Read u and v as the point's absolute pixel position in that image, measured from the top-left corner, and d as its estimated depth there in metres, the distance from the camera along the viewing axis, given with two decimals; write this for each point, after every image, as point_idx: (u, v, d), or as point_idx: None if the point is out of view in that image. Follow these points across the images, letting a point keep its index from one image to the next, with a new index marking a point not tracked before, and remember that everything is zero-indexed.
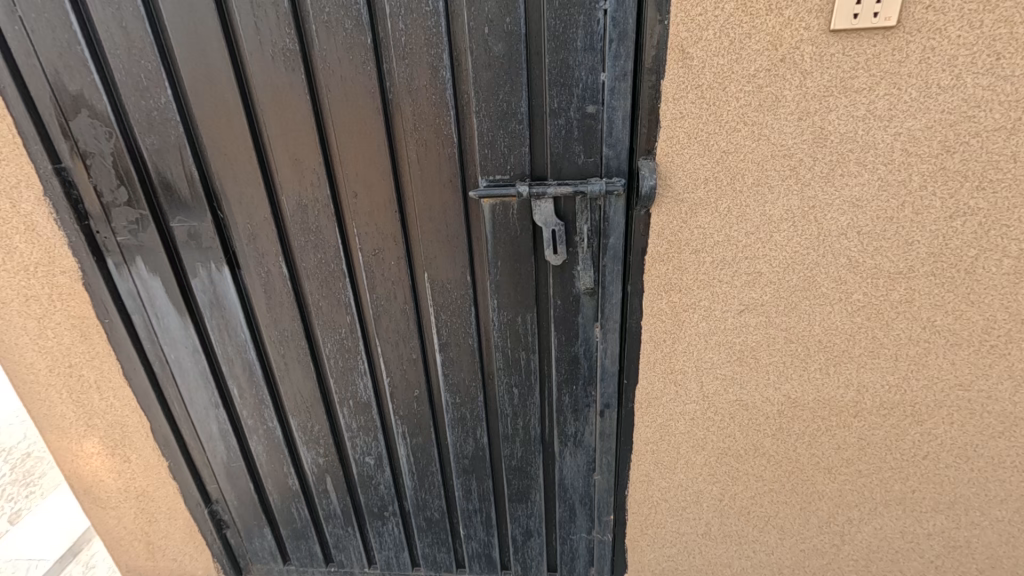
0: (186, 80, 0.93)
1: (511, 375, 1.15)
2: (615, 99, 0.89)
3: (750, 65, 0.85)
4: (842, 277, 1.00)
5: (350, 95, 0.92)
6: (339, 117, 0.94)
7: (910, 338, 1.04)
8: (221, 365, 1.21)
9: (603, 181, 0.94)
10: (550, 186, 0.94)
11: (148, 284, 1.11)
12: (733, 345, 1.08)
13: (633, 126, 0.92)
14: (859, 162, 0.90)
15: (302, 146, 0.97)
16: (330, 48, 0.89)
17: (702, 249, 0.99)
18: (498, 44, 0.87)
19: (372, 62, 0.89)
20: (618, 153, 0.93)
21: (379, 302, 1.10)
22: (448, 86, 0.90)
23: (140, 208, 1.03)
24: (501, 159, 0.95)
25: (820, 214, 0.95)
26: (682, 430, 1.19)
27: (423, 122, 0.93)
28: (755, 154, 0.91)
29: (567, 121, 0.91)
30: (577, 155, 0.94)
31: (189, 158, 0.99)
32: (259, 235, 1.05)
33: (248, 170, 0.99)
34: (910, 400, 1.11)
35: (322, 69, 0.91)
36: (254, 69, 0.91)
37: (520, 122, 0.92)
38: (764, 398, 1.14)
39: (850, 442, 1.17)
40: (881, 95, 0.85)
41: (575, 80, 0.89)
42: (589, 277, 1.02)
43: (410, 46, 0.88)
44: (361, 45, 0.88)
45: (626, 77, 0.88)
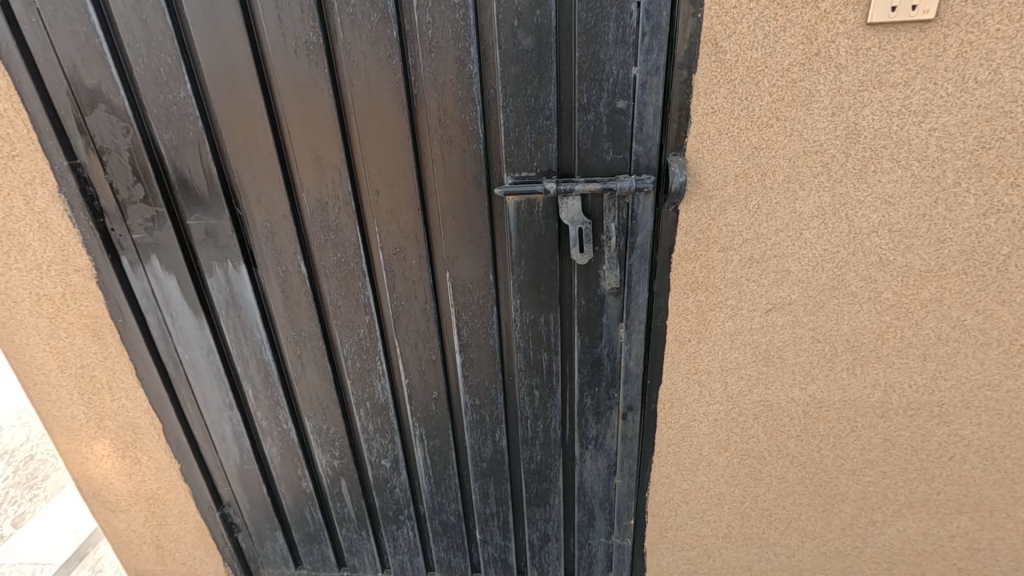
0: (206, 75, 0.91)
1: (532, 376, 1.14)
2: (645, 95, 0.87)
3: (784, 59, 0.84)
4: (872, 276, 0.98)
5: (374, 89, 0.90)
6: (363, 113, 0.92)
7: (939, 338, 1.03)
8: (236, 366, 1.19)
9: (632, 178, 0.92)
10: (579, 183, 0.93)
11: (163, 282, 1.09)
12: (759, 345, 1.07)
13: (663, 123, 0.90)
14: (892, 158, 0.89)
15: (324, 142, 0.95)
16: (354, 42, 0.87)
17: (730, 247, 0.98)
18: (527, 38, 0.85)
19: (397, 56, 0.87)
20: (647, 149, 0.91)
21: (399, 302, 1.08)
22: (475, 81, 0.89)
23: (157, 205, 1.01)
24: (527, 156, 0.93)
25: (851, 211, 0.93)
26: (705, 431, 1.18)
27: (448, 117, 0.91)
28: (787, 150, 0.89)
29: (595, 117, 0.90)
30: (605, 152, 0.92)
31: (207, 155, 0.97)
32: (277, 234, 1.03)
33: (267, 167, 0.97)
34: (937, 400, 1.09)
35: (346, 63, 0.89)
36: (276, 63, 0.89)
37: (548, 118, 0.90)
38: (789, 399, 1.12)
39: (875, 443, 1.15)
40: (917, 90, 0.84)
41: (605, 75, 0.87)
42: (614, 277, 1.00)
43: (437, 40, 0.86)
44: (387, 39, 0.87)
45: (657, 72, 0.86)
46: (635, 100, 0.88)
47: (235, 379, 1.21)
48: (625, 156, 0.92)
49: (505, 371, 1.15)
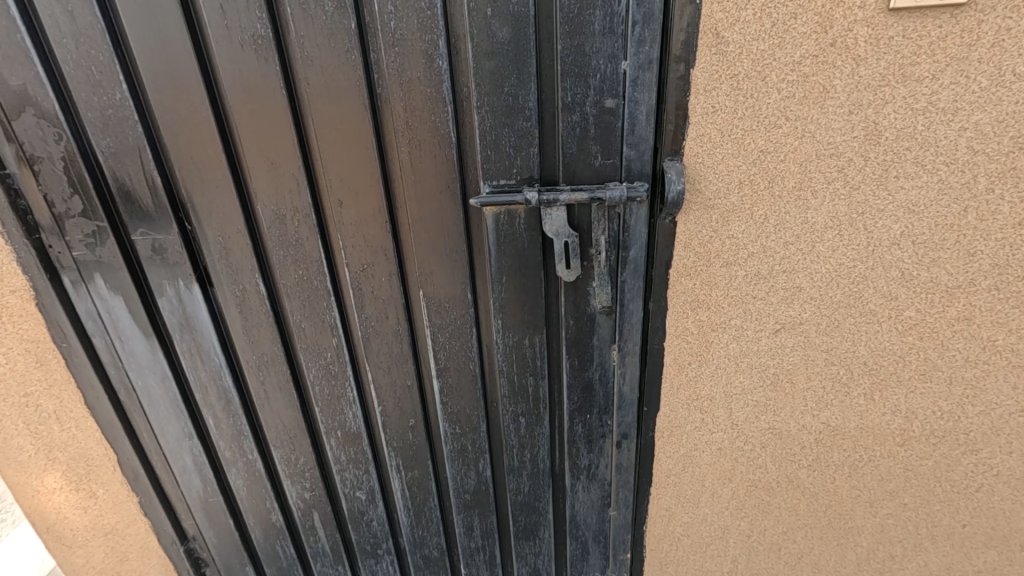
0: (144, 73, 0.81)
1: (518, 404, 1.03)
2: (638, 92, 0.77)
3: (794, 51, 0.74)
4: (892, 293, 0.88)
5: (333, 90, 0.80)
6: (320, 116, 0.82)
7: (967, 360, 0.93)
8: (194, 392, 1.09)
9: (623, 186, 0.82)
10: (565, 191, 0.83)
11: (109, 303, 0.99)
12: (766, 368, 0.97)
13: (658, 124, 0.80)
14: (917, 162, 0.78)
15: (280, 149, 0.85)
16: (308, 35, 0.77)
17: (734, 262, 0.88)
18: (502, 29, 0.75)
19: (357, 51, 0.77)
20: (640, 154, 0.81)
21: (368, 323, 0.98)
22: (445, 78, 0.78)
23: (98, 220, 0.91)
24: (506, 161, 0.83)
25: (869, 221, 0.83)
26: (708, 461, 1.07)
27: (416, 120, 0.81)
28: (798, 154, 0.79)
29: (582, 117, 0.80)
30: (593, 157, 0.82)
31: (150, 163, 0.87)
32: (232, 250, 0.93)
33: (217, 176, 0.87)
34: (964, 427, 0.99)
35: (300, 59, 0.78)
36: (221, 60, 0.79)
37: (528, 119, 0.80)
38: (800, 426, 1.02)
39: (895, 473, 1.05)
40: (946, 85, 0.74)
41: (591, 70, 0.77)
42: (606, 294, 0.89)
43: (401, 32, 0.76)
44: (344, 32, 0.76)
45: (651, 66, 0.76)
46: (626, 98, 0.78)
47: (195, 406, 1.11)
48: (616, 162, 0.82)
49: (487, 397, 1.05)
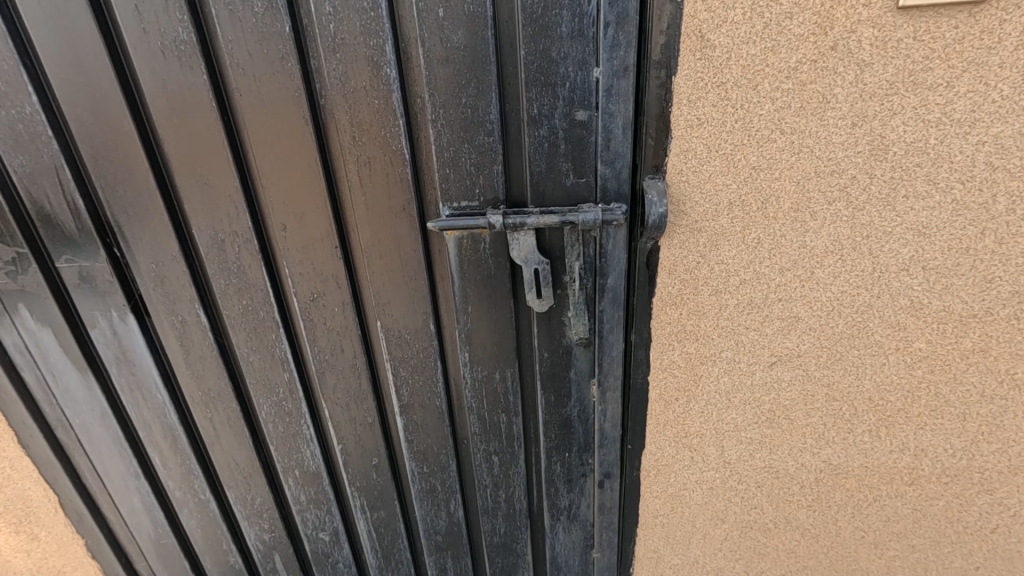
0: (55, 83, 0.71)
1: (490, 442, 0.94)
2: (612, 103, 0.68)
3: (790, 56, 0.65)
4: (900, 323, 0.79)
5: (269, 102, 0.71)
6: (257, 130, 0.73)
7: (982, 395, 0.84)
8: (138, 429, 1.00)
9: (598, 208, 0.72)
10: (533, 214, 0.73)
11: (37, 336, 0.90)
12: (761, 403, 0.88)
13: (637, 138, 0.71)
14: (929, 179, 0.69)
15: (213, 167, 0.75)
16: (237, 40, 0.68)
17: (724, 289, 0.79)
18: (456, 32, 0.66)
19: (293, 57, 0.68)
20: (617, 172, 0.72)
21: (322, 356, 0.89)
22: (394, 88, 0.69)
23: (15, 245, 0.81)
24: (467, 181, 0.74)
25: (875, 245, 0.74)
26: (699, 501, 0.98)
27: (364, 135, 0.72)
28: (794, 171, 0.70)
29: (550, 131, 0.71)
30: (564, 175, 0.73)
31: (69, 183, 0.77)
32: (167, 277, 0.84)
33: (145, 197, 0.78)
34: (978, 466, 0.90)
35: (230, 67, 0.69)
36: (141, 67, 0.70)
37: (490, 134, 0.71)
38: (799, 465, 0.93)
39: (903, 514, 0.96)
40: (962, 94, 0.64)
41: (559, 78, 0.68)
42: (582, 325, 0.80)
43: (341, 36, 0.67)
44: (277, 36, 0.67)
45: (626, 72, 0.67)
46: (600, 109, 0.69)
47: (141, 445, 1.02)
48: (590, 181, 0.73)
49: (457, 434, 0.96)
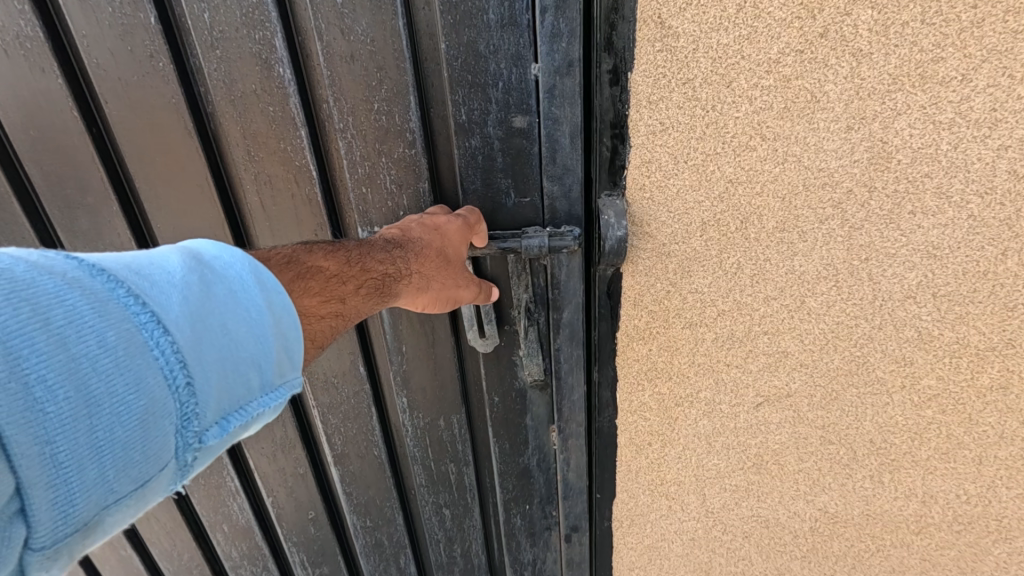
0: None
1: (440, 492, 0.84)
2: (555, 106, 0.57)
3: (770, 45, 0.53)
4: (905, 357, 0.68)
5: (142, 109, 0.60)
6: (134, 145, 0.62)
7: (1001, 437, 0.72)
8: None
9: (545, 232, 0.62)
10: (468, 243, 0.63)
11: None
12: (747, 448, 0.76)
13: (586, 148, 0.61)
14: (940, 193, 0.57)
15: (85, 189, 0.64)
16: (95, 35, 0.57)
17: (698, 321, 0.67)
18: (359, 22, 0.56)
19: (165, 55, 0.58)
20: (567, 189, 0.61)
21: None
22: (292, 91, 0.59)
23: None
24: (390, 202, 0.65)
25: (876, 269, 0.62)
26: (679, 553, 0.87)
27: (262, 147, 0.62)
28: (778, 184, 0.59)
29: (483, 142, 0.61)
30: (504, 193, 0.64)
31: None
32: None
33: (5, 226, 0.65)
34: (996, 514, 0.78)
35: (89, 68, 0.58)
36: None
37: (411, 144, 0.62)
38: (791, 514, 0.82)
39: (910, 564, 0.85)
40: (983, 89, 0.52)
41: (490, 77, 0.58)
42: (536, 366, 0.70)
43: (222, 29, 0.56)
44: (144, 31, 0.56)
45: (570, 69, 0.56)
46: (541, 118, 0.59)
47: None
48: (535, 200, 0.64)
49: (403, 483, 0.86)
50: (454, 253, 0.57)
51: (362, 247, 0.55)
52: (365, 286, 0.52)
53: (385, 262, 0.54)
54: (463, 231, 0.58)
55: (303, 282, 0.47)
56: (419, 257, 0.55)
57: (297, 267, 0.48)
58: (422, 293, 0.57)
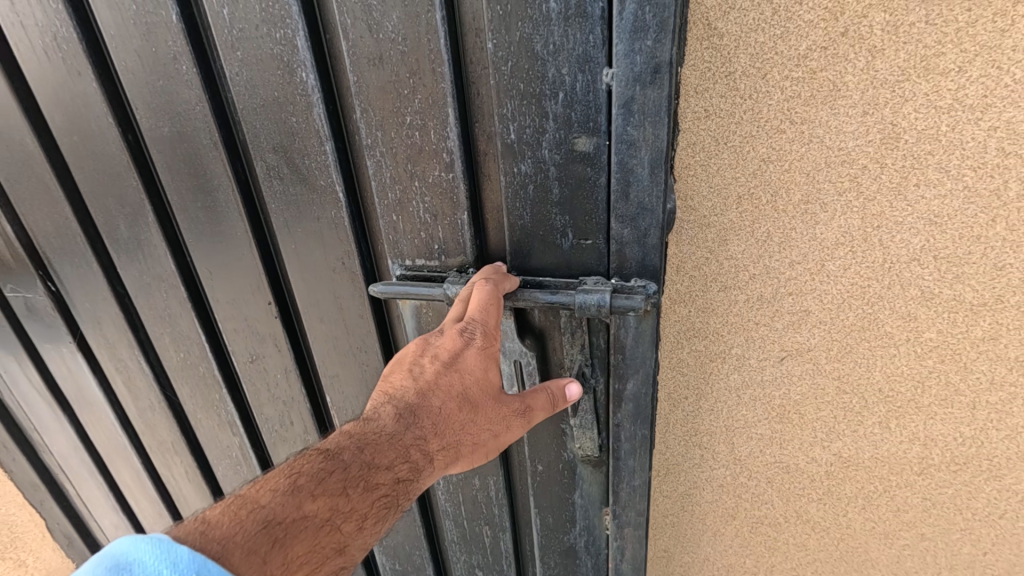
0: (17, 95, 0.91)
1: (474, 552, 1.10)
2: (631, 127, 0.65)
3: (799, 43, 0.63)
4: (910, 313, 0.78)
5: (186, 123, 0.86)
6: (190, 150, 0.88)
7: (992, 383, 0.83)
8: (124, 390, 1.19)
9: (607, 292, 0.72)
10: (543, 292, 0.76)
11: (39, 306, 1.10)
12: (771, 399, 0.86)
13: (666, 176, 0.68)
14: (940, 167, 0.68)
15: (168, 185, 0.93)
16: (150, 57, 0.83)
17: (733, 285, 0.77)
18: (396, 27, 0.69)
19: (187, 59, 0.81)
20: (636, 231, 0.71)
21: (266, 357, 1.07)
22: (318, 108, 0.79)
23: (8, 230, 1.04)
24: (427, 225, 0.81)
25: (886, 235, 0.73)
26: (709, 500, 0.97)
27: (291, 155, 0.84)
28: (805, 162, 0.69)
29: (536, 164, 0.71)
30: (554, 194, 0.73)
31: (46, 181, 0.97)
32: (144, 281, 1.04)
33: (109, 202, 0.97)
34: (988, 454, 0.89)
35: (138, 82, 0.86)
36: (81, 86, 0.88)
37: (449, 155, 0.75)
38: (810, 459, 0.92)
39: (913, 503, 0.96)
40: (975, 79, 0.62)
41: (548, 85, 0.67)
42: (589, 438, 0.86)
43: (251, 54, 0.78)
44: (185, 52, 0.81)
45: (655, 75, 0.63)
46: (613, 140, 0.67)
47: (172, 434, 1.23)
48: (600, 241, 0.74)
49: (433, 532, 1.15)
50: (475, 393, 0.75)
51: (379, 437, 0.74)
52: (373, 511, 0.71)
53: (391, 462, 0.73)
54: (479, 364, 0.74)
55: (290, 540, 0.65)
56: (433, 429, 0.75)
57: (282, 528, 0.65)
58: (448, 461, 0.76)
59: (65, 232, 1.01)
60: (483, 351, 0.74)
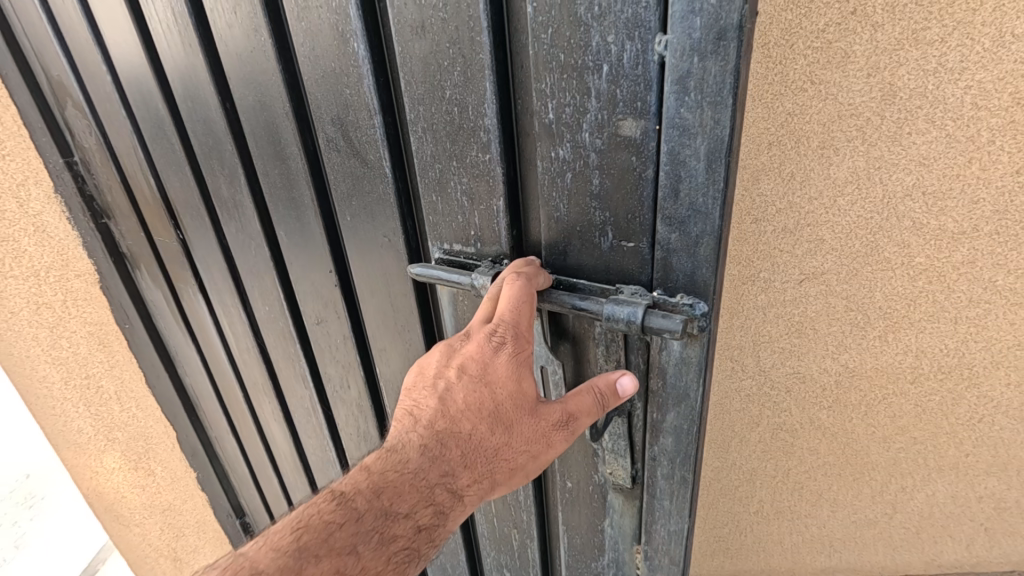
0: (149, 67, 1.08)
1: (503, 553, 1.15)
2: (686, 110, 0.58)
3: (819, 20, 0.82)
4: (906, 240, 0.97)
5: (265, 93, 0.96)
6: (269, 117, 0.98)
7: (970, 300, 1.02)
8: (227, 330, 1.40)
9: (640, 310, 0.64)
10: (572, 297, 0.72)
11: (171, 249, 1.34)
12: (792, 316, 1.06)
13: (727, 174, 0.59)
14: (928, 119, 0.87)
15: (256, 149, 1.05)
16: (235, 30, 0.92)
17: (763, 218, 0.97)
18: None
19: (264, 30, 0.89)
20: (691, 237, 0.64)
21: (326, 323, 1.17)
22: (367, 81, 0.82)
23: (149, 184, 1.26)
24: (466, 199, 0.81)
25: (885, 174, 0.92)
26: (738, 408, 1.18)
27: (348, 129, 0.89)
28: (821, 115, 0.88)
29: (574, 150, 0.67)
30: (596, 182, 0.67)
31: (173, 142, 1.15)
32: (239, 236, 1.20)
33: (215, 163, 1.13)
34: (968, 363, 1.09)
35: (228, 52, 0.96)
36: (191, 57, 1.01)
37: (486, 132, 0.73)
38: (822, 370, 1.11)
39: (906, 409, 1.15)
40: (953, 47, 0.81)
41: (590, 55, 0.61)
42: (620, 463, 0.84)
43: (315, 27, 0.83)
44: (258, 23, 0.88)
45: (719, 41, 0.54)
46: (662, 126, 0.60)
47: (265, 376, 1.42)
48: (643, 245, 0.68)
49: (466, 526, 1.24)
50: (502, 411, 0.72)
51: (402, 477, 0.74)
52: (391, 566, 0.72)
53: (412, 504, 0.73)
54: (508, 377, 0.71)
55: None
56: (458, 462, 0.74)
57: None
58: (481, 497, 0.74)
59: (188, 187, 1.21)
60: (514, 360, 0.71)
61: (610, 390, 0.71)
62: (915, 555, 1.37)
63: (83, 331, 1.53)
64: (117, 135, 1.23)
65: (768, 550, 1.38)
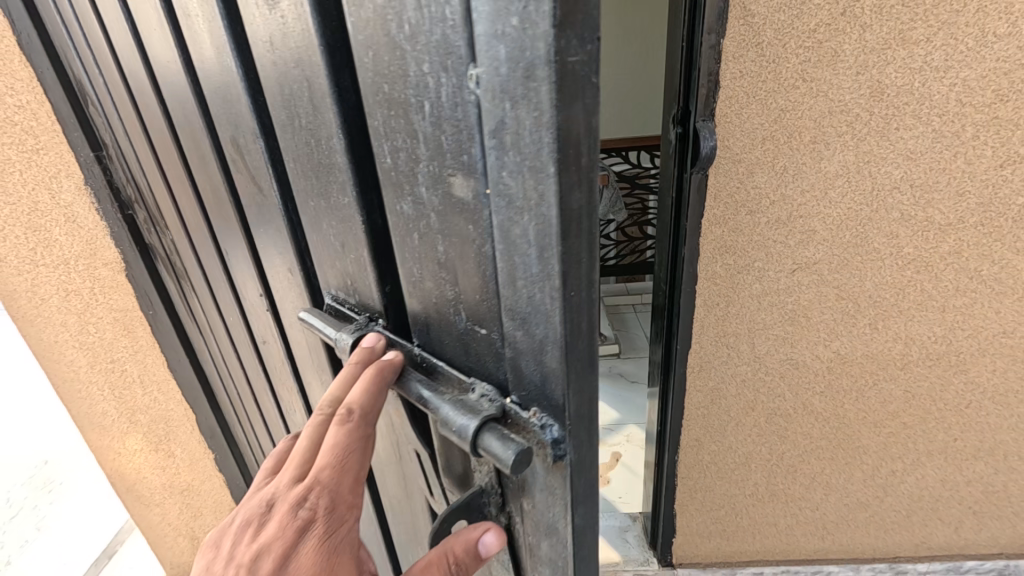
0: (106, 83, 0.92)
1: None
2: (508, 173, 0.34)
3: (810, 20, 0.85)
4: (894, 231, 1.01)
5: (182, 120, 0.72)
6: (189, 153, 0.76)
7: (957, 289, 1.07)
8: (225, 366, 1.27)
9: (488, 446, 0.40)
10: (419, 391, 0.47)
11: (170, 276, 1.23)
12: (785, 304, 1.10)
13: (570, 266, 0.34)
14: (915, 115, 0.91)
15: (187, 189, 0.84)
16: (144, 42, 0.70)
17: (757, 209, 1.01)
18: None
19: (161, 42, 0.66)
20: (536, 348, 0.38)
21: (287, 398, 0.94)
22: (246, 102, 0.56)
23: (140, 208, 1.15)
24: (338, 245, 0.56)
25: (874, 168, 0.96)
26: (733, 393, 1.22)
27: (250, 172, 0.64)
28: (813, 111, 0.92)
29: (416, 208, 0.45)
30: (438, 245, 0.44)
31: (141, 167, 1.00)
32: (201, 279, 1.02)
33: (167, 196, 0.94)
34: (955, 350, 1.13)
35: (143, 70, 0.75)
36: (123, 74, 0.82)
37: (335, 175, 0.50)
38: (814, 356, 1.16)
39: (896, 395, 1.20)
40: (938, 46, 0.86)
41: (410, 85, 0.39)
42: None
43: (200, 30, 0.58)
44: (159, 35, 0.66)
45: (528, 82, 0.30)
46: (489, 190, 0.36)
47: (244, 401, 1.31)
48: (498, 339, 0.42)
49: None
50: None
51: None
52: None
53: None
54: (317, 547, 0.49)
55: None
56: None
57: None
58: None
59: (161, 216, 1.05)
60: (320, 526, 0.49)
61: (473, 555, 0.47)
62: (906, 538, 1.41)
63: (110, 320, 1.34)
64: (104, 150, 1.11)
65: (763, 531, 1.43)
